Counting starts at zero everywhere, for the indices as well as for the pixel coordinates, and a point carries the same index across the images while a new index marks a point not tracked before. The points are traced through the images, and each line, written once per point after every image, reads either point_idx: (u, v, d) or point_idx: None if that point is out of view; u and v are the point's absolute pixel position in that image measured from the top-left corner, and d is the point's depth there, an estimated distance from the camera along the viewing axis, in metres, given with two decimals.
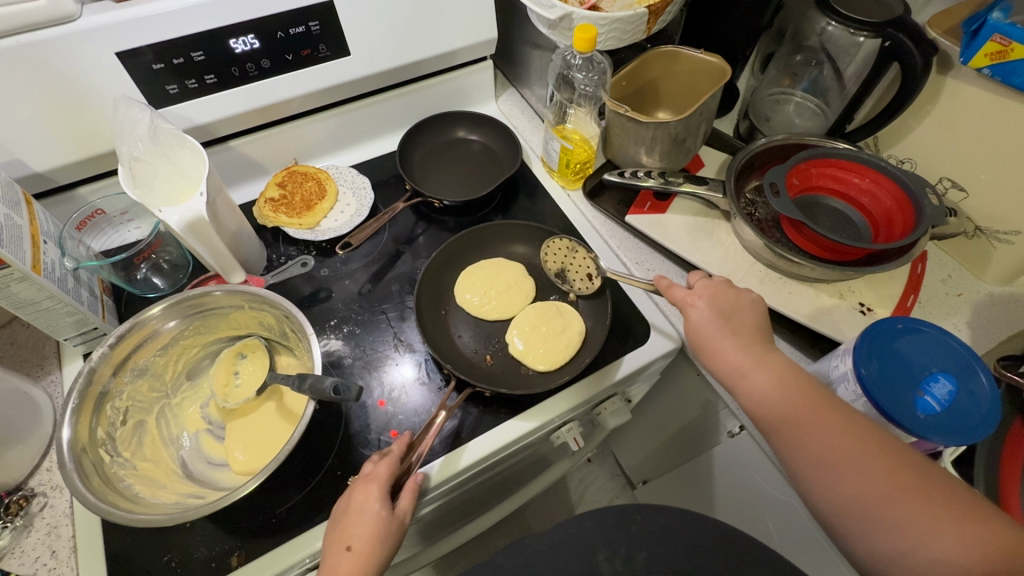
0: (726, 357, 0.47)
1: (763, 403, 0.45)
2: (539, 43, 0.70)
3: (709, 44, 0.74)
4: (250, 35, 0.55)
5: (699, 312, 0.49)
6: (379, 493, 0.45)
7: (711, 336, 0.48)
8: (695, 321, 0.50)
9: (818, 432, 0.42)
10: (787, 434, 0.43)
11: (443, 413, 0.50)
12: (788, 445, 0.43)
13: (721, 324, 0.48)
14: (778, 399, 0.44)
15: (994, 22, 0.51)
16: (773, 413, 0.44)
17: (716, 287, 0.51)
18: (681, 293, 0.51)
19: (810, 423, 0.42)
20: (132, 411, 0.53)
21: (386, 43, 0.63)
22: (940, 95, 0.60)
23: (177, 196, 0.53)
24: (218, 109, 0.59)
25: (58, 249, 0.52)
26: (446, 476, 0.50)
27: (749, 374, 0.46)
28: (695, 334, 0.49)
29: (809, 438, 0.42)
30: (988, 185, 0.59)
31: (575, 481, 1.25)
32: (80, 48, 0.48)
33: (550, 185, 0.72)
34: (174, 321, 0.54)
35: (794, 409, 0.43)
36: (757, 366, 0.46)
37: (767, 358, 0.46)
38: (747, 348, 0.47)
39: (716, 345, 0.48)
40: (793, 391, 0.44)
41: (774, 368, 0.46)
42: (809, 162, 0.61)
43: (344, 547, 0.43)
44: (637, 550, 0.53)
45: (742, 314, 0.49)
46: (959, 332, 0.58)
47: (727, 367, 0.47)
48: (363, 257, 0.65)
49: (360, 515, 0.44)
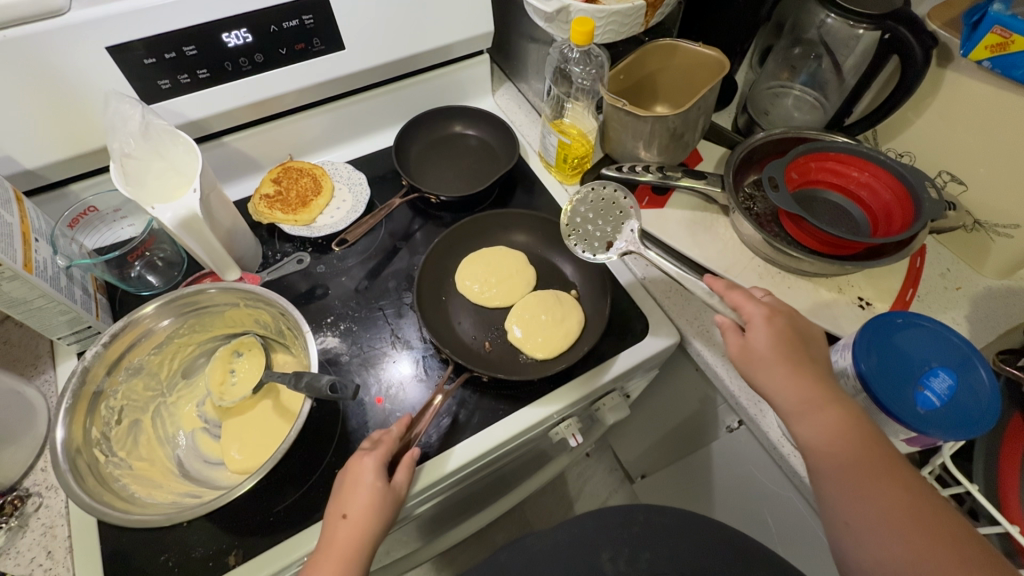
0: (796, 387, 0.44)
1: (832, 441, 0.42)
2: (536, 36, 0.70)
3: (708, 37, 0.74)
4: (243, 29, 0.54)
5: (769, 335, 0.46)
6: (376, 465, 0.45)
7: (780, 360, 0.45)
8: (760, 345, 0.46)
9: (881, 485, 0.40)
10: (852, 481, 0.41)
11: (440, 396, 0.50)
12: (846, 492, 0.41)
13: (793, 352, 0.45)
14: (846, 439, 0.42)
15: (995, 14, 0.50)
16: (840, 452, 0.42)
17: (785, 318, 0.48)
18: (746, 307, 0.48)
19: (878, 469, 0.41)
20: (127, 410, 0.53)
21: (381, 37, 0.62)
22: (939, 88, 0.60)
23: (170, 192, 0.51)
24: (211, 104, 0.58)
25: (50, 246, 0.51)
26: (434, 479, 0.50)
27: (821, 409, 0.43)
28: (757, 357, 0.46)
29: (872, 486, 0.40)
30: (987, 178, 0.59)
31: (574, 476, 1.26)
32: (69, 41, 0.47)
33: (548, 179, 0.71)
34: (168, 319, 0.53)
35: (860, 457, 0.41)
36: (830, 400, 0.43)
37: (838, 392, 0.44)
38: (818, 379, 0.44)
39: (785, 372, 0.44)
40: (862, 431, 0.42)
41: (845, 406, 0.43)
42: (808, 155, 0.61)
43: (340, 516, 0.44)
44: (641, 551, 0.53)
45: (809, 346, 0.47)
46: (958, 325, 0.58)
47: (795, 397, 0.44)
48: (359, 254, 0.65)
49: (356, 486, 0.44)
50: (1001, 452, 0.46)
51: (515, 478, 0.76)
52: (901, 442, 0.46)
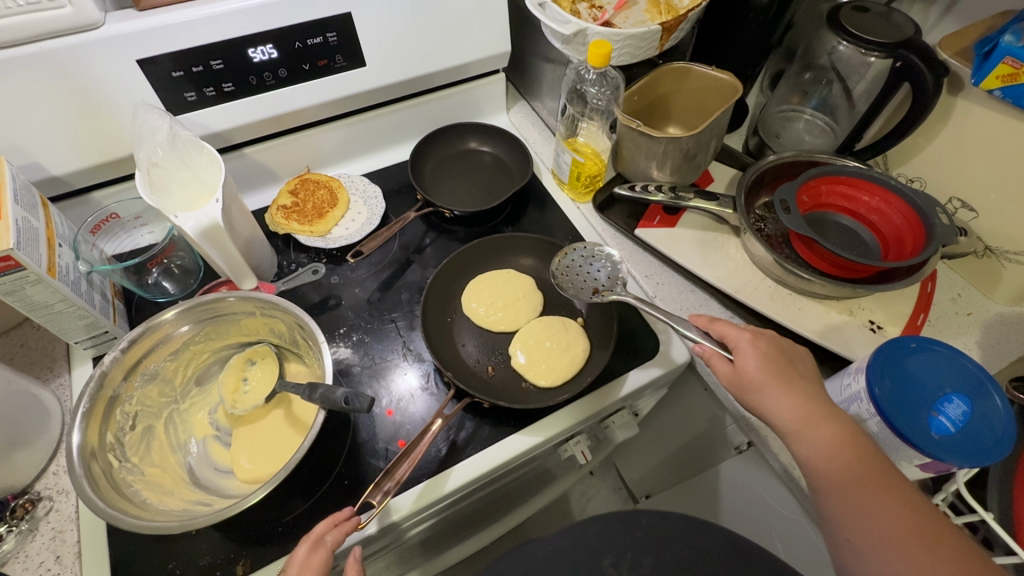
0: (790, 406, 0.44)
1: (832, 459, 0.42)
2: (552, 57, 0.71)
3: (719, 62, 0.75)
4: (268, 45, 0.56)
5: (758, 359, 0.45)
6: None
7: (772, 381, 0.44)
8: (749, 367, 0.46)
9: (881, 503, 0.40)
10: (853, 499, 0.41)
11: (439, 421, 0.49)
12: (847, 509, 0.41)
13: (783, 372, 0.45)
14: (846, 457, 0.41)
15: (1006, 45, 0.51)
16: (840, 471, 0.41)
17: (771, 335, 0.48)
18: (730, 333, 0.48)
19: (879, 488, 0.40)
20: (142, 416, 0.53)
21: (401, 55, 0.64)
22: (950, 116, 0.61)
23: (191, 201, 0.52)
24: (233, 116, 0.59)
25: (72, 252, 0.52)
26: (432, 500, 0.49)
27: (819, 427, 0.43)
28: (750, 380, 0.46)
29: (873, 504, 0.40)
30: (998, 205, 0.59)
31: (577, 495, 1.24)
32: (102, 53, 0.49)
33: (560, 197, 0.73)
34: (187, 325, 0.53)
35: (856, 475, 0.41)
36: (825, 417, 0.43)
37: (832, 411, 0.43)
38: (812, 397, 0.44)
39: (778, 393, 0.44)
40: (861, 450, 0.41)
41: (838, 420, 0.43)
42: (819, 179, 0.62)
43: None
44: (643, 556, 0.53)
45: (797, 362, 0.47)
46: (969, 350, 0.59)
47: (791, 415, 0.44)
48: (373, 265, 0.66)
49: None
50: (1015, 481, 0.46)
51: (521, 494, 0.76)
52: (913, 468, 0.44)
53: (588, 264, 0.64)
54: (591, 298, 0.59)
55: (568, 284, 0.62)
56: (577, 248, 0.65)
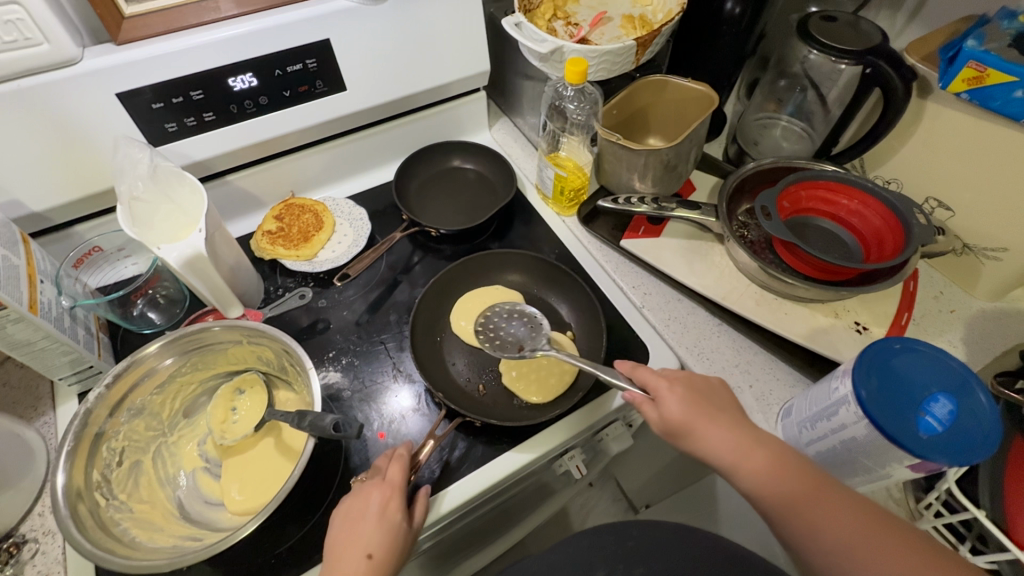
0: (719, 443, 0.44)
1: (772, 480, 0.42)
2: (531, 74, 0.72)
3: (696, 72, 0.77)
4: (248, 73, 0.56)
5: (679, 404, 0.46)
6: (384, 558, 0.44)
7: (697, 422, 0.45)
8: (674, 412, 0.46)
9: (828, 512, 0.41)
10: (803, 516, 0.41)
11: (430, 443, 0.50)
12: (805, 524, 0.41)
13: (705, 413, 0.46)
14: (781, 480, 0.42)
15: (970, 48, 0.53)
16: (781, 493, 0.42)
17: (685, 373, 0.49)
18: (649, 379, 0.49)
19: (820, 498, 0.41)
20: (129, 451, 0.52)
21: (382, 78, 0.65)
22: (921, 119, 0.62)
23: (174, 233, 0.52)
24: (215, 144, 0.59)
25: (55, 287, 0.51)
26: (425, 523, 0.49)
27: (749, 456, 0.44)
28: (678, 427, 0.46)
29: (819, 517, 0.41)
30: (973, 203, 0.61)
31: (577, 507, 1.23)
32: (80, 88, 0.50)
33: (545, 211, 0.73)
34: (171, 358, 0.53)
35: (794, 493, 0.42)
36: (755, 444, 0.44)
37: (758, 436, 0.45)
38: (737, 428, 0.45)
39: (705, 435, 0.45)
40: (792, 467, 0.43)
41: (766, 446, 0.44)
42: (798, 184, 0.63)
43: (365, 556, 0.43)
44: (639, 566, 0.53)
45: (714, 398, 0.48)
46: (954, 348, 0.59)
47: (722, 451, 0.44)
48: (361, 287, 0.66)
49: (365, 520, 0.45)
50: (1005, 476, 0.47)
51: (520, 511, 0.75)
52: (904, 468, 0.43)
53: (510, 324, 0.62)
54: (515, 357, 0.58)
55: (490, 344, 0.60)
56: (498, 308, 0.63)
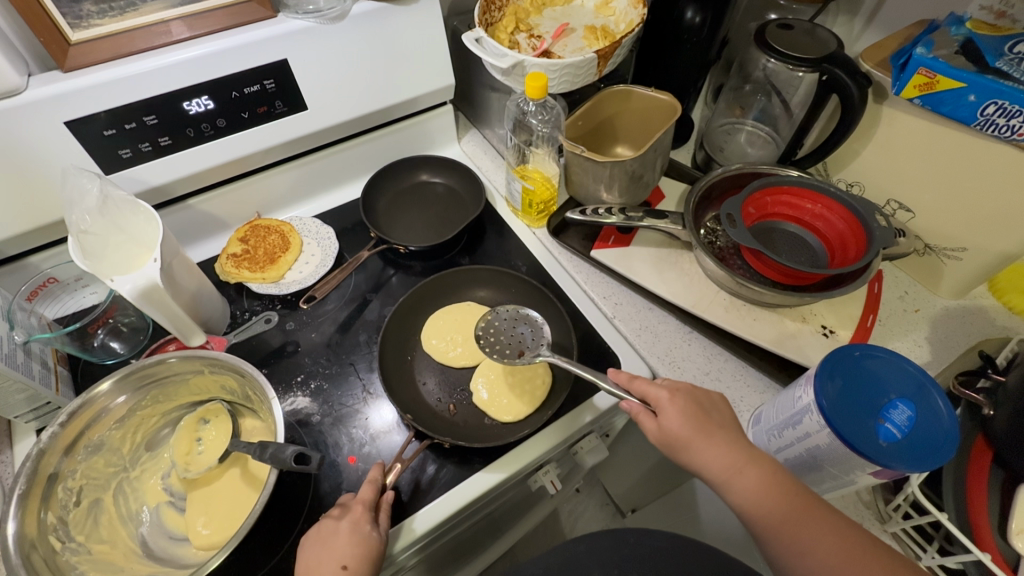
0: (716, 457, 0.45)
1: (762, 500, 0.43)
2: (496, 87, 0.72)
3: (662, 80, 0.77)
4: (203, 97, 0.55)
5: (680, 417, 0.46)
6: (361, 566, 0.44)
7: (696, 436, 0.45)
8: (673, 426, 0.46)
9: (815, 536, 0.41)
10: (792, 538, 0.42)
11: (398, 465, 0.50)
12: (790, 544, 0.42)
13: (705, 426, 0.46)
14: (773, 499, 0.43)
15: (919, 56, 0.54)
16: (772, 512, 0.42)
17: (685, 384, 0.49)
18: (650, 391, 0.48)
19: (809, 520, 0.42)
20: (88, 490, 0.51)
21: (344, 95, 0.64)
22: (879, 124, 0.63)
23: (130, 264, 0.51)
24: (174, 169, 0.58)
25: (6, 323, 0.50)
26: (399, 547, 0.48)
27: (745, 471, 0.44)
28: (676, 439, 0.46)
29: (805, 539, 0.41)
30: (932, 205, 0.62)
31: (566, 513, 1.23)
32: (26, 119, 0.48)
33: (516, 224, 0.73)
34: (124, 396, 0.51)
35: (784, 513, 0.42)
36: (750, 462, 0.44)
37: (754, 454, 0.45)
38: (733, 443, 0.45)
39: (704, 448, 0.45)
40: (786, 487, 0.43)
41: (761, 462, 0.44)
42: (763, 191, 0.63)
43: (339, 566, 0.43)
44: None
45: (714, 413, 0.47)
46: (920, 347, 0.60)
47: (718, 466, 0.45)
48: (330, 307, 0.65)
49: (337, 537, 0.44)
50: (968, 476, 0.47)
51: (502, 524, 0.75)
52: (867, 475, 0.44)
53: (515, 327, 0.63)
54: (511, 362, 0.58)
55: (490, 347, 0.61)
56: (501, 311, 0.64)
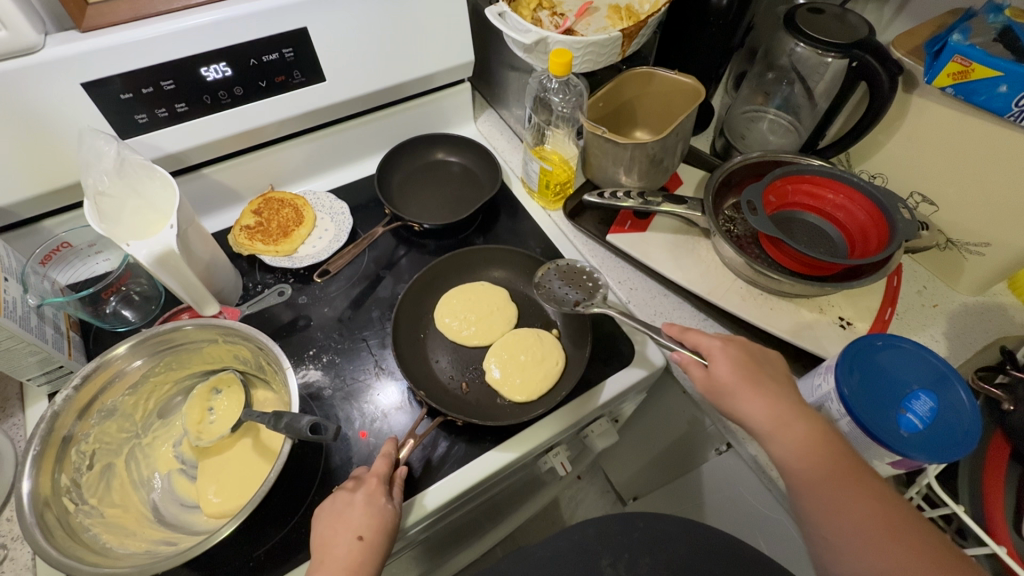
0: (763, 407, 0.44)
1: (807, 460, 0.42)
2: (516, 65, 0.71)
3: (684, 64, 0.75)
4: (221, 63, 0.55)
5: (729, 365, 0.46)
6: (376, 537, 0.44)
7: (746, 385, 0.45)
8: (721, 372, 0.46)
9: (853, 500, 0.41)
10: (827, 498, 0.41)
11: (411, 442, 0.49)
12: (824, 503, 0.41)
13: (754, 376, 0.46)
14: (817, 456, 0.42)
15: (954, 43, 0.53)
16: (813, 470, 0.42)
17: (735, 339, 0.49)
18: (702, 341, 0.48)
19: (851, 482, 0.41)
20: (100, 454, 0.51)
21: (362, 68, 0.63)
22: (906, 114, 0.62)
23: (145, 229, 0.50)
24: (189, 136, 0.58)
25: (21, 285, 0.50)
26: (410, 522, 0.49)
27: (791, 426, 0.43)
28: (723, 387, 0.46)
29: (842, 499, 0.41)
30: (955, 198, 0.61)
31: (566, 500, 1.24)
32: (43, 78, 0.48)
33: (530, 205, 0.72)
34: (141, 359, 0.51)
35: (825, 473, 0.41)
36: (797, 416, 0.44)
37: (803, 410, 0.44)
38: (780, 396, 0.45)
39: (752, 396, 0.45)
40: (831, 449, 0.42)
41: (808, 419, 0.43)
42: (785, 179, 0.62)
43: (355, 537, 0.43)
44: (623, 562, 0.53)
45: (765, 366, 0.47)
46: (936, 343, 0.60)
47: (764, 416, 0.44)
48: (342, 283, 0.64)
49: (352, 511, 0.44)
50: (984, 471, 0.47)
51: (507, 506, 0.75)
52: (885, 465, 0.44)
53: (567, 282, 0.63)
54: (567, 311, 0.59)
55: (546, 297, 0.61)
56: (557, 265, 0.64)
